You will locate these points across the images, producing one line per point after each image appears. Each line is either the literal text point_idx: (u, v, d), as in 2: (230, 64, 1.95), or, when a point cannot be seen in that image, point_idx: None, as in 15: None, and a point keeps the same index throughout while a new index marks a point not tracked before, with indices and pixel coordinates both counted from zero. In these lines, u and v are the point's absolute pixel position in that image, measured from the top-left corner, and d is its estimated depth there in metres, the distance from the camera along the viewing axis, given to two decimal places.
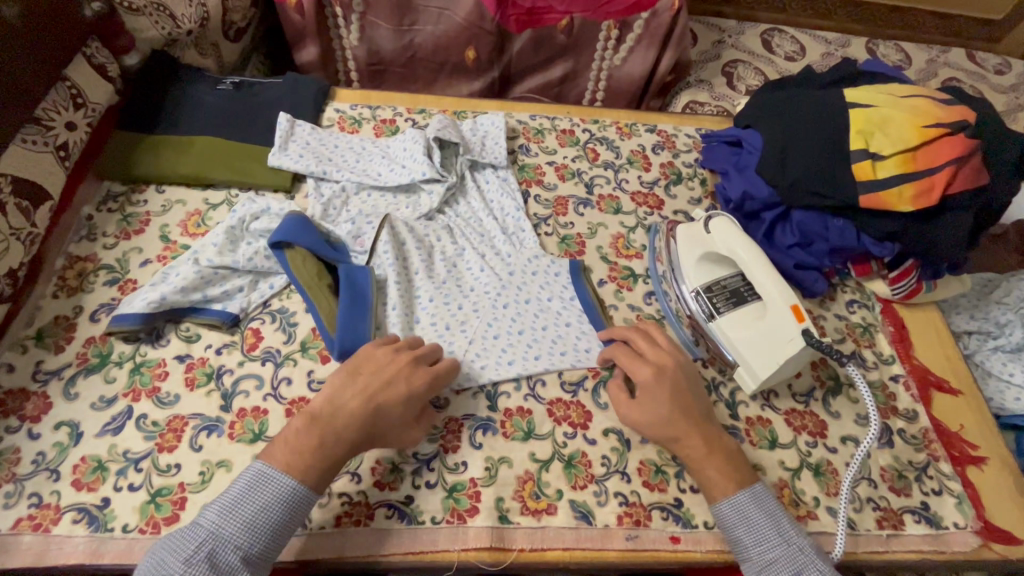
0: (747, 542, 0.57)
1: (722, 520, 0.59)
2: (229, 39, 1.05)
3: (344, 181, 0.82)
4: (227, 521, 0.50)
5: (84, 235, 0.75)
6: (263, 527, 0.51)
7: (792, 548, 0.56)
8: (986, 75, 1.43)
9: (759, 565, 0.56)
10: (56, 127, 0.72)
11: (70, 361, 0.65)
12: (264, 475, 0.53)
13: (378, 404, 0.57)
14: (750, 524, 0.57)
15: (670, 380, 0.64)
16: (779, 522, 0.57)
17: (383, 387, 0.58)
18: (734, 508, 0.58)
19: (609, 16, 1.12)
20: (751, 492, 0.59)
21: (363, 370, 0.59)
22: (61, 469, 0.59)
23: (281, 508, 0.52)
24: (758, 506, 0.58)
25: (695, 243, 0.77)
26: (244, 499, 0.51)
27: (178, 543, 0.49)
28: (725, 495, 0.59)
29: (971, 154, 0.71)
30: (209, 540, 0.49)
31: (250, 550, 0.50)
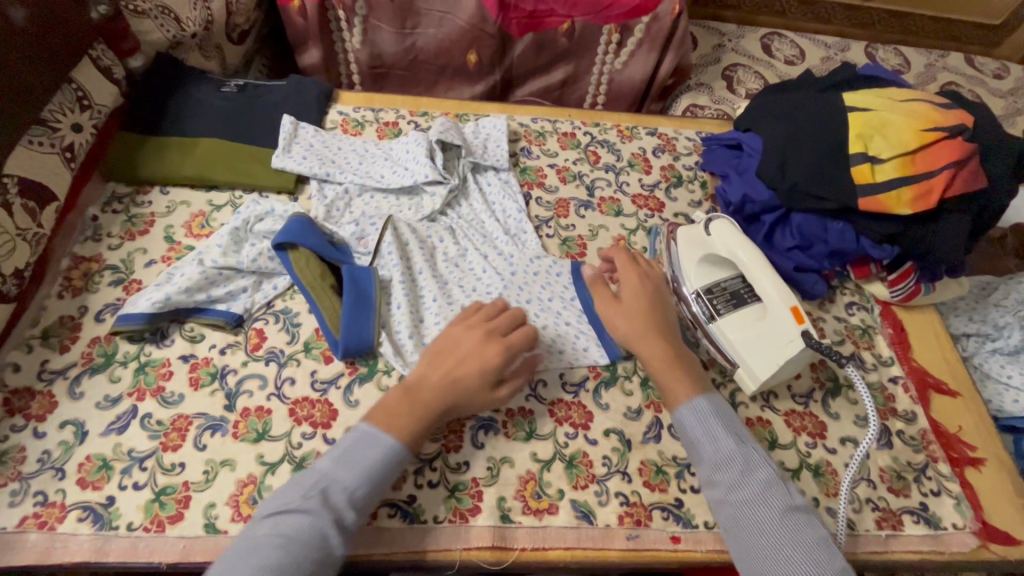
0: (701, 443, 0.61)
1: (678, 423, 0.63)
2: (232, 41, 1.06)
3: (348, 183, 0.83)
4: (337, 467, 0.55)
5: (88, 236, 0.76)
6: (368, 476, 0.55)
7: (744, 450, 0.60)
8: (984, 79, 1.44)
9: (712, 465, 0.59)
10: (62, 129, 0.73)
11: (75, 360, 0.66)
12: (370, 430, 0.57)
13: (459, 379, 0.61)
14: (706, 426, 0.61)
15: (646, 301, 0.70)
16: (736, 432, 0.61)
17: (465, 362, 0.62)
18: (692, 412, 0.62)
19: (610, 20, 1.13)
20: (709, 399, 0.63)
21: (444, 351, 0.63)
22: (66, 467, 0.59)
23: (383, 461, 0.56)
24: (714, 410, 0.62)
25: (695, 245, 0.78)
26: (353, 449, 0.56)
27: (297, 483, 0.54)
28: (686, 398, 0.63)
29: (969, 157, 0.72)
30: (320, 481, 0.54)
31: (355, 494, 0.54)
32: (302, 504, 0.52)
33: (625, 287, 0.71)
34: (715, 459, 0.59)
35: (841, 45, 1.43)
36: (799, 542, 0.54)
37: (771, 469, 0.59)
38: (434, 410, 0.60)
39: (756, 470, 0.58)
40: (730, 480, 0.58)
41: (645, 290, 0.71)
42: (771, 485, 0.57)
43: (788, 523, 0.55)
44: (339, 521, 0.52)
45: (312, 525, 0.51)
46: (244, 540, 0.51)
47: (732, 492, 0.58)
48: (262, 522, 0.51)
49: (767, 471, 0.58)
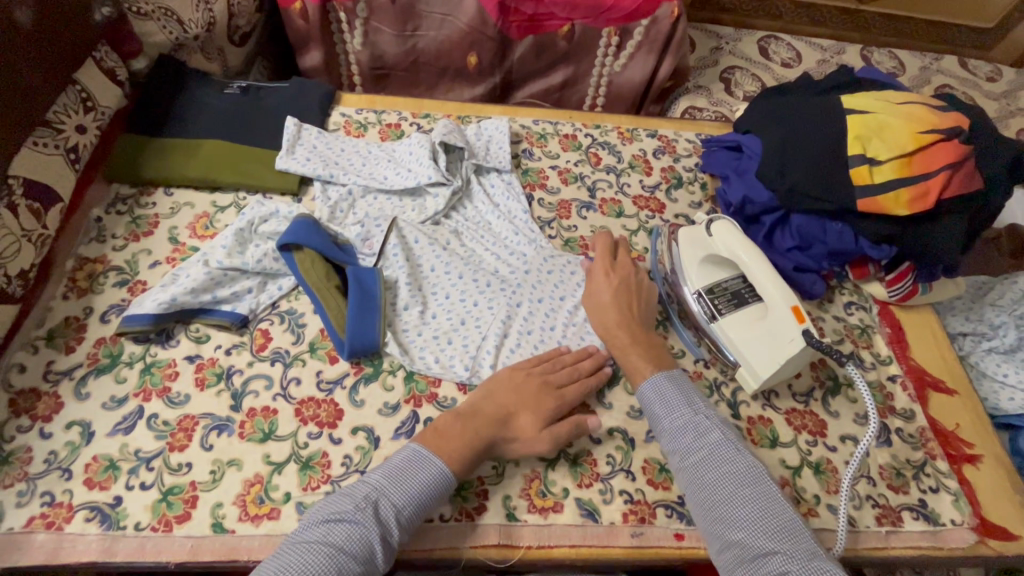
0: (661, 412, 0.63)
1: (642, 397, 0.65)
2: (235, 43, 1.06)
3: (351, 185, 0.83)
4: (388, 482, 0.56)
5: (92, 237, 0.76)
6: (415, 495, 0.56)
7: (705, 416, 0.62)
8: (978, 82, 1.46)
9: (672, 432, 0.62)
10: (66, 130, 0.73)
11: (81, 361, 0.66)
12: (420, 449, 0.59)
13: (511, 415, 0.62)
14: (664, 398, 0.64)
15: (615, 291, 0.72)
16: (691, 400, 0.64)
17: (522, 401, 0.63)
18: (653, 386, 0.65)
19: (610, 22, 1.14)
20: (670, 374, 0.66)
21: (499, 387, 0.65)
22: (73, 468, 0.59)
23: (432, 482, 0.57)
24: (674, 383, 0.65)
25: (696, 246, 0.79)
26: (404, 466, 0.57)
27: (346, 494, 0.55)
28: (649, 373, 0.66)
29: (964, 160, 0.73)
30: (370, 494, 0.55)
31: (402, 511, 0.55)
32: (351, 514, 0.53)
33: (597, 279, 0.74)
34: (675, 426, 0.62)
35: (837, 49, 1.45)
36: (754, 494, 0.56)
37: (728, 431, 0.62)
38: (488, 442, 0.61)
39: (707, 433, 0.61)
40: (689, 444, 0.60)
41: (617, 282, 0.73)
42: (731, 447, 0.60)
43: (744, 480, 0.57)
44: (387, 538, 0.53)
45: (361, 538, 0.51)
46: (292, 543, 0.51)
47: (687, 458, 0.60)
48: (311, 529, 0.52)
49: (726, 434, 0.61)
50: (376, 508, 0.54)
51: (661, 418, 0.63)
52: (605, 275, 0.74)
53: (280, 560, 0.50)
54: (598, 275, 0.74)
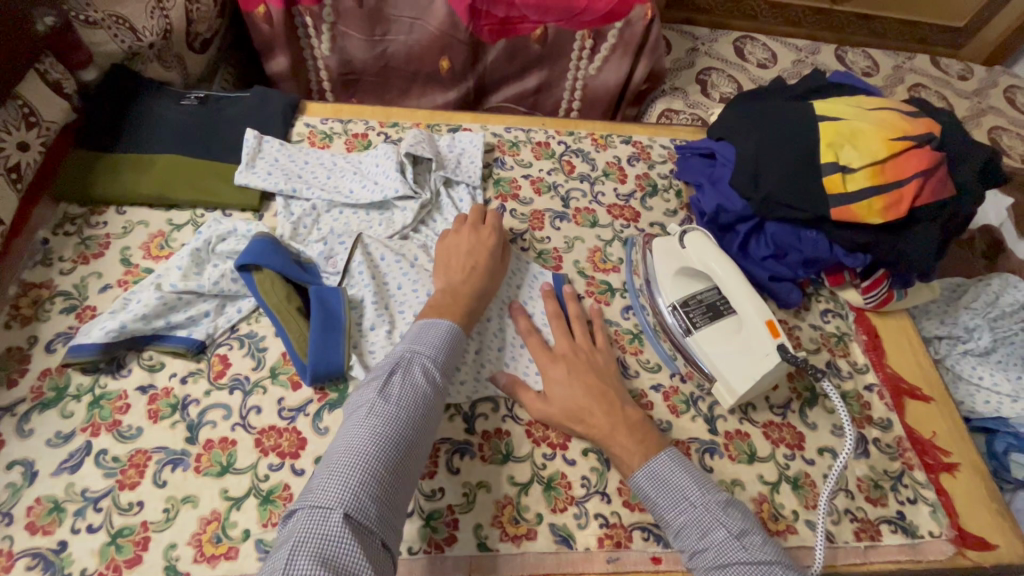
0: (662, 503, 0.58)
1: (640, 493, 0.60)
2: (195, 50, 1.02)
3: (315, 199, 0.80)
4: (414, 343, 0.59)
5: (38, 260, 0.72)
6: (442, 347, 0.59)
7: (712, 503, 0.57)
8: (949, 81, 1.47)
9: (678, 526, 0.57)
10: (6, 148, 0.69)
11: (24, 396, 0.62)
12: (430, 318, 0.62)
13: (474, 269, 0.69)
14: (660, 489, 0.58)
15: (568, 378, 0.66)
16: (689, 489, 0.58)
17: (471, 258, 0.71)
18: (647, 474, 0.59)
19: (584, 25, 1.11)
20: (668, 456, 0.60)
21: (449, 257, 0.71)
22: (14, 511, 0.56)
23: (452, 336, 0.61)
24: (669, 469, 0.59)
25: (670, 257, 0.78)
26: (421, 333, 0.60)
27: (378, 366, 0.57)
28: (639, 466, 0.60)
29: (936, 167, 0.72)
30: (403, 358, 0.57)
31: (439, 359, 0.58)
32: (391, 377, 0.55)
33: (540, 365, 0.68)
34: (680, 519, 0.57)
35: (812, 49, 1.45)
36: None
37: (742, 523, 0.55)
38: (473, 300, 0.67)
39: (710, 531, 0.55)
40: (695, 541, 0.55)
41: (566, 369, 0.67)
42: (740, 541, 0.54)
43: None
44: (433, 385, 0.56)
45: (411, 391, 0.54)
46: (348, 421, 0.53)
47: (695, 557, 0.55)
48: (357, 403, 0.54)
49: (738, 525, 0.55)
50: (410, 366, 0.56)
51: (662, 513, 0.58)
52: (552, 365, 0.68)
53: (343, 434, 0.51)
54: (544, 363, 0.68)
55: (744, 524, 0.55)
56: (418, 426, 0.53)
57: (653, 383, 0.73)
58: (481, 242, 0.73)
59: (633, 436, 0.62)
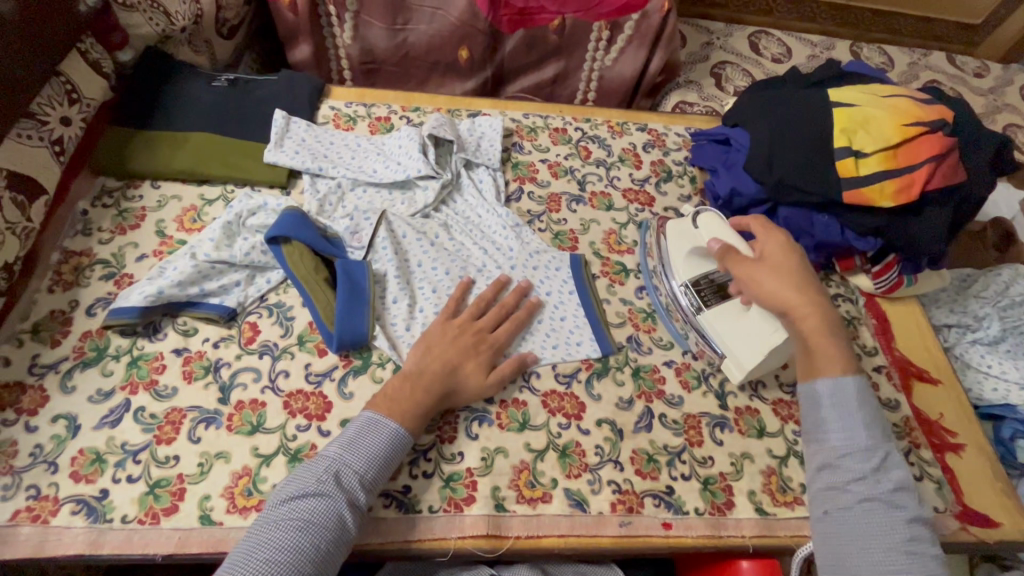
0: (827, 422, 0.61)
1: (809, 393, 0.63)
2: (222, 36, 1.05)
3: (340, 178, 0.83)
4: (346, 453, 0.57)
5: (79, 230, 0.75)
6: (375, 459, 0.57)
7: (877, 447, 0.58)
8: (965, 78, 1.47)
9: (836, 447, 0.60)
10: (50, 122, 0.72)
11: (67, 355, 0.65)
12: (374, 416, 0.60)
13: (456, 366, 0.65)
14: (847, 410, 0.60)
15: (796, 253, 0.67)
16: (875, 422, 0.60)
17: (461, 353, 0.66)
18: (831, 389, 0.61)
19: (600, 17, 1.13)
20: (858, 379, 0.61)
21: (436, 342, 0.66)
22: (59, 461, 0.59)
23: (389, 444, 0.59)
24: (863, 396, 0.61)
25: (682, 239, 0.80)
26: (361, 436, 0.58)
27: (306, 471, 0.56)
28: (839, 378, 0.61)
29: (948, 153, 0.74)
30: (329, 471, 0.55)
31: (365, 476, 0.56)
32: (309, 494, 0.54)
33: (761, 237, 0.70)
34: (842, 444, 0.59)
35: (827, 44, 1.45)
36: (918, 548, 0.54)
37: (899, 476, 0.57)
38: (438, 392, 0.63)
39: (888, 470, 0.58)
40: (865, 471, 0.58)
41: (795, 245, 0.69)
42: (891, 495, 0.56)
43: (886, 534, 0.55)
44: (352, 507, 0.55)
45: (328, 509, 0.53)
46: (259, 525, 0.52)
47: (854, 481, 0.58)
48: (275, 507, 0.53)
49: (894, 479, 0.57)
50: (335, 481, 0.55)
51: (834, 432, 0.60)
52: (778, 245, 0.69)
53: (249, 542, 0.51)
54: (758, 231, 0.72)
55: (902, 480, 0.57)
56: (325, 553, 0.52)
57: (666, 359, 0.75)
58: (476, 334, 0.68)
59: (832, 347, 0.62)
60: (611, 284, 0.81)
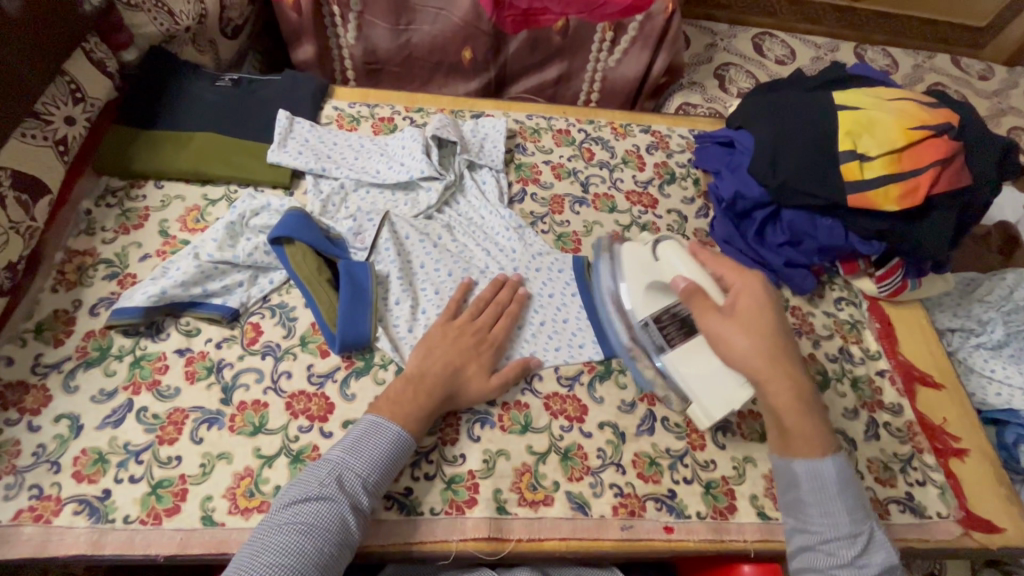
0: (807, 505, 0.58)
1: (785, 470, 0.60)
2: (226, 35, 1.05)
3: (343, 178, 0.83)
4: (349, 456, 0.57)
5: (82, 230, 0.75)
6: (378, 462, 0.57)
7: (860, 533, 0.56)
8: (970, 80, 1.46)
9: (816, 533, 0.57)
10: (55, 122, 0.72)
11: (70, 354, 0.66)
12: (378, 420, 0.60)
13: (458, 368, 0.65)
14: (827, 492, 0.57)
15: (766, 312, 0.61)
16: (855, 501, 0.58)
17: (462, 354, 0.66)
18: (810, 473, 0.58)
19: (604, 18, 1.13)
20: (836, 461, 0.58)
21: (437, 344, 0.66)
22: (61, 461, 0.59)
23: (392, 447, 0.59)
24: (842, 476, 0.58)
25: (640, 271, 0.71)
26: (365, 439, 0.58)
27: (310, 475, 0.56)
28: (817, 460, 0.58)
29: (952, 157, 0.74)
30: (332, 476, 0.55)
31: (369, 479, 0.56)
32: (312, 498, 0.54)
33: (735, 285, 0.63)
34: (826, 530, 0.57)
35: (831, 46, 1.44)
36: None
37: (883, 559, 0.56)
38: (441, 394, 0.63)
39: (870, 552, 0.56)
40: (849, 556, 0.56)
41: (766, 300, 0.62)
42: None
43: None
44: (356, 510, 0.55)
45: (330, 512, 0.53)
46: (262, 529, 0.52)
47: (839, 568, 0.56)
48: (277, 511, 0.53)
49: (878, 563, 0.56)
50: (339, 485, 0.55)
51: (815, 515, 0.58)
52: (745, 300, 0.62)
53: (253, 545, 0.51)
54: (730, 278, 0.64)
55: (884, 565, 0.56)
56: (329, 557, 0.52)
57: None
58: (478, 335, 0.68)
59: (808, 427, 0.59)
60: (582, 299, 0.77)
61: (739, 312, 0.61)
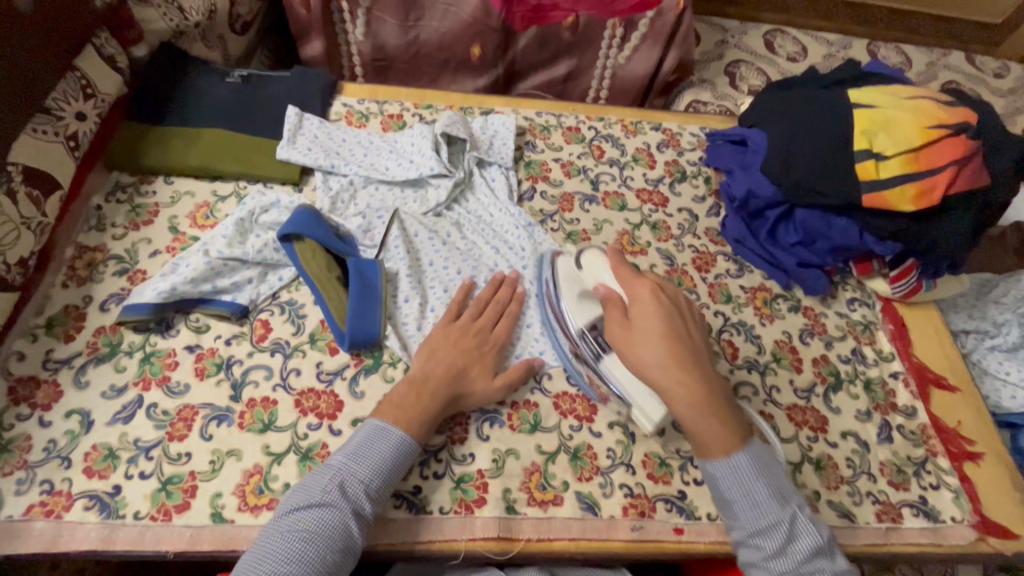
0: (729, 502, 0.56)
1: (705, 471, 0.58)
2: (235, 31, 1.05)
3: (353, 175, 0.83)
4: (351, 462, 0.56)
5: (92, 226, 0.76)
6: (381, 467, 0.57)
7: (783, 517, 0.54)
8: (984, 78, 1.44)
9: (745, 528, 0.55)
10: (65, 118, 0.72)
11: (81, 350, 0.66)
12: (381, 424, 0.59)
13: (462, 370, 0.64)
14: (745, 484, 0.55)
15: (665, 316, 0.59)
16: (777, 487, 0.56)
17: (466, 356, 0.65)
18: (724, 468, 0.56)
19: (616, 14, 1.12)
20: (750, 453, 0.56)
21: (439, 347, 0.66)
22: (72, 456, 0.59)
23: (396, 452, 0.58)
24: (756, 462, 0.56)
25: (569, 283, 0.71)
26: (366, 443, 0.57)
27: (311, 482, 0.55)
28: (726, 453, 0.56)
29: (971, 156, 0.72)
30: (333, 482, 0.55)
31: (371, 485, 0.56)
32: (312, 506, 0.53)
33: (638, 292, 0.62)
34: (750, 523, 0.55)
35: (844, 43, 1.43)
36: None
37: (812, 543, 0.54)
38: (446, 398, 0.62)
39: (798, 537, 0.54)
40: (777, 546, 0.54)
41: (666, 303, 0.60)
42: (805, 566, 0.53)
43: None
44: (358, 517, 0.54)
45: (332, 519, 0.52)
46: (265, 537, 0.52)
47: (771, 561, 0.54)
48: (280, 519, 0.53)
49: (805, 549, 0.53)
50: (340, 492, 0.54)
51: (741, 509, 0.56)
52: (645, 305, 0.60)
53: (255, 554, 0.51)
54: (627, 286, 0.63)
55: (814, 546, 0.54)
56: (331, 564, 0.51)
57: None
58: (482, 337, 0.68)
59: (721, 428, 0.56)
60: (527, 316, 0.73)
61: (639, 318, 0.59)
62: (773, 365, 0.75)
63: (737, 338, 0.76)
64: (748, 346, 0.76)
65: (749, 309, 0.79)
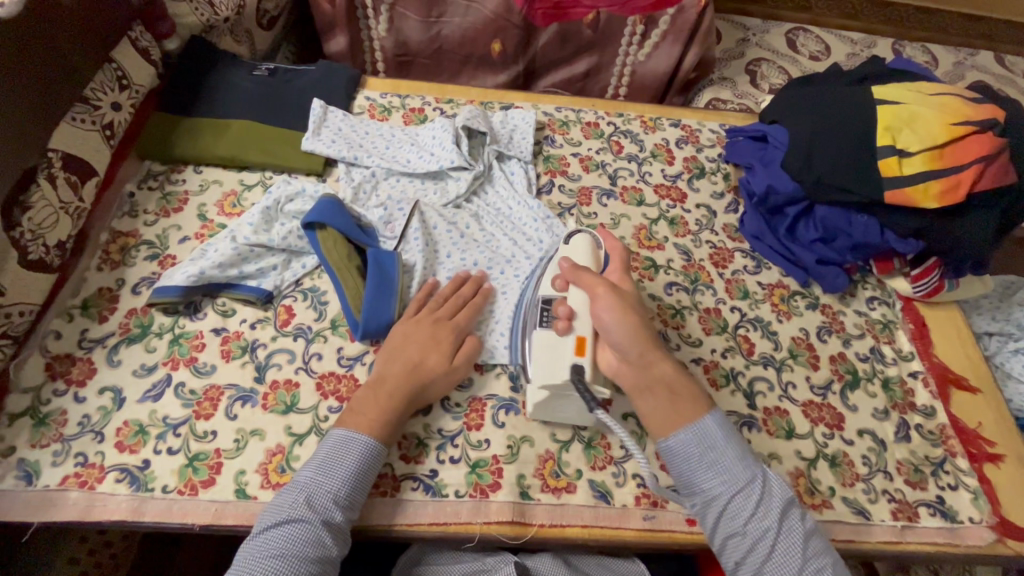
0: (698, 468, 0.57)
1: (673, 443, 0.58)
2: (262, 26, 1.07)
3: (375, 167, 0.84)
4: (316, 475, 0.56)
5: (125, 211, 0.78)
6: (348, 476, 0.57)
7: (755, 478, 0.56)
8: (1015, 78, 1.41)
9: (721, 495, 0.55)
10: (102, 107, 0.75)
11: (113, 330, 0.68)
12: (344, 433, 0.59)
13: (419, 364, 0.64)
14: (711, 448, 0.57)
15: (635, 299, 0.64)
16: (741, 450, 0.57)
17: (422, 349, 0.65)
18: (692, 436, 0.57)
19: (635, 11, 1.12)
20: (715, 418, 0.59)
21: (399, 345, 0.66)
22: (105, 431, 0.62)
23: (362, 459, 0.58)
24: (720, 429, 0.58)
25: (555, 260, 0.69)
26: (331, 455, 0.57)
27: (280, 499, 0.56)
28: (691, 420, 0.58)
29: (999, 153, 0.71)
30: (300, 497, 0.55)
31: (339, 493, 0.56)
32: (281, 523, 0.54)
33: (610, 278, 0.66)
34: (717, 486, 0.56)
35: (869, 42, 1.40)
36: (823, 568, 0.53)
37: (782, 491, 0.56)
38: (405, 397, 0.62)
39: (769, 496, 0.55)
40: (752, 507, 0.54)
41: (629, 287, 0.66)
42: (780, 520, 0.54)
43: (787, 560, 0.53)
44: (329, 527, 0.55)
45: (303, 533, 0.53)
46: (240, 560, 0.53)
47: (749, 522, 0.54)
48: (254, 538, 0.54)
49: (778, 501, 0.55)
50: (306, 506, 0.54)
51: (707, 473, 0.56)
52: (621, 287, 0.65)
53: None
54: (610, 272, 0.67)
55: (786, 497, 0.55)
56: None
57: (693, 356, 0.73)
58: (433, 334, 0.66)
59: (681, 398, 0.59)
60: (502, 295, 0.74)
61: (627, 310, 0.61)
62: (790, 362, 0.75)
63: (754, 334, 0.76)
64: (764, 342, 0.76)
65: (766, 305, 0.79)
